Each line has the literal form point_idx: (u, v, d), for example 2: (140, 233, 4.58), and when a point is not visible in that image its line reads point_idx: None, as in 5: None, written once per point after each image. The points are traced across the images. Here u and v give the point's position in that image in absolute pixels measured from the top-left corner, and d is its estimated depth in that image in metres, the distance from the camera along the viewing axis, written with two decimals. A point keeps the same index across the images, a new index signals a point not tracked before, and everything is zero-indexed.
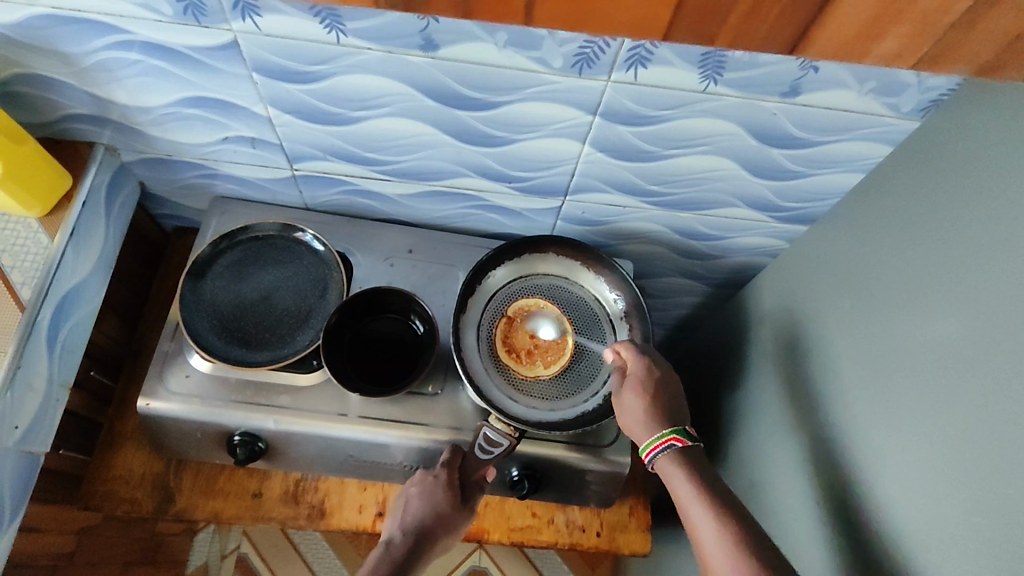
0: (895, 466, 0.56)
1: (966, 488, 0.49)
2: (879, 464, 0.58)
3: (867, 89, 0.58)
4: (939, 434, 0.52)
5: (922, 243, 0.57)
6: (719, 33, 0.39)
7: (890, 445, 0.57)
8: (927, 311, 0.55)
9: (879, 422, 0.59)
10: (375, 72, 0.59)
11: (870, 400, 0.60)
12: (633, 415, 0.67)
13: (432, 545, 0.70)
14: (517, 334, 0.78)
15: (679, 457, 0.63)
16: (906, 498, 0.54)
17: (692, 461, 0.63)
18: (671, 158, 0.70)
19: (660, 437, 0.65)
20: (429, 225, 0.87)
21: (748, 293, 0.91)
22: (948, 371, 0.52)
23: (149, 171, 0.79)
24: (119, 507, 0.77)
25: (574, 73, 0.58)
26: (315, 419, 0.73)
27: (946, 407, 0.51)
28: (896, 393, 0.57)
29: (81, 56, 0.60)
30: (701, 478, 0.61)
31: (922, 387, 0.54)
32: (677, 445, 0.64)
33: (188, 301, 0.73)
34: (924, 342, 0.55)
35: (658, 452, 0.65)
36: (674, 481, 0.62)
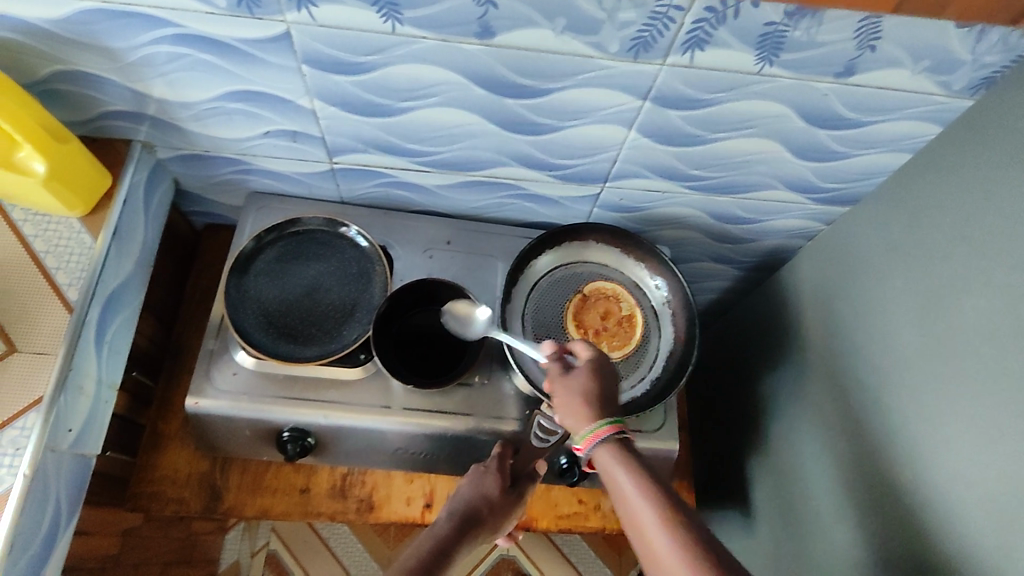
0: (958, 446, 0.57)
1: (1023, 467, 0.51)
2: (948, 444, 0.58)
3: (920, 68, 0.58)
4: (994, 415, 0.54)
5: (980, 220, 0.57)
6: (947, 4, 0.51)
7: (960, 424, 0.57)
8: (991, 290, 0.55)
9: (946, 403, 0.59)
10: (427, 62, 0.59)
11: (935, 380, 0.60)
12: (572, 406, 0.60)
13: (479, 533, 0.67)
14: (587, 312, 0.78)
15: (616, 448, 0.57)
16: (982, 477, 0.55)
17: (625, 452, 0.57)
18: (716, 142, 0.69)
19: (597, 427, 0.58)
20: (464, 216, 0.87)
21: (782, 276, 0.91)
22: (1002, 354, 0.54)
23: (183, 168, 0.79)
24: (169, 507, 0.77)
25: (629, 58, 0.57)
26: (364, 413, 0.72)
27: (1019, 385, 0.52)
28: (948, 375, 0.59)
29: (127, 51, 0.60)
30: (635, 468, 0.55)
31: (977, 368, 0.56)
32: (610, 436, 0.57)
33: (233, 297, 0.72)
34: (976, 325, 0.57)
35: (595, 443, 0.58)
36: (614, 467, 0.56)
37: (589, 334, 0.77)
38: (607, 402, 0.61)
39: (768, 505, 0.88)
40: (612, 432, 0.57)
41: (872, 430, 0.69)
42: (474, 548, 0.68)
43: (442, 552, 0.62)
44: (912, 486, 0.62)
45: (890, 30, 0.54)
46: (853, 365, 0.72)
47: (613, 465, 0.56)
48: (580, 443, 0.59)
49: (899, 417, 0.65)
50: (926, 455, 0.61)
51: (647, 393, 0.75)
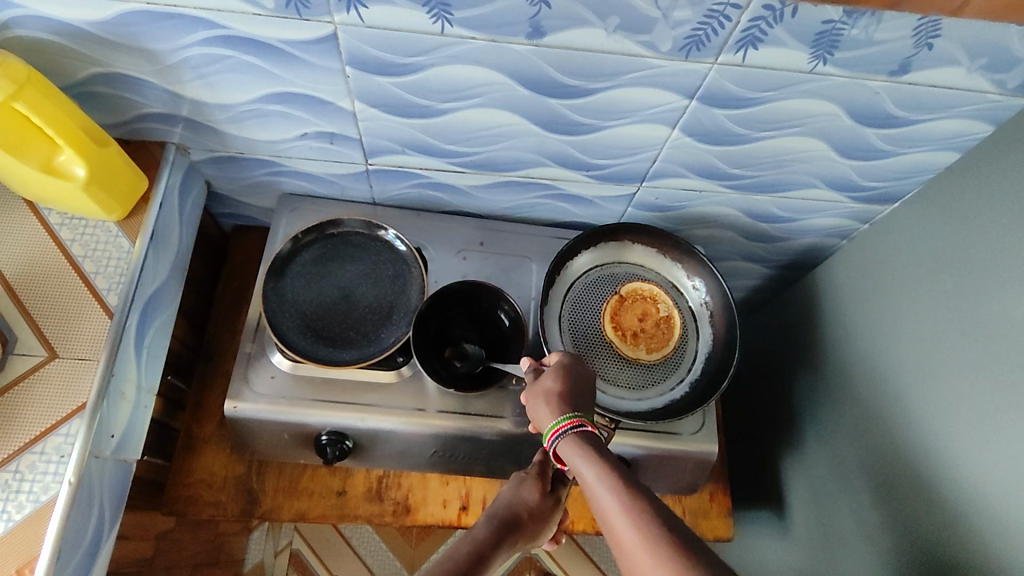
0: (1006, 447, 0.56)
1: None
2: (995, 447, 0.57)
3: (977, 66, 0.57)
4: None
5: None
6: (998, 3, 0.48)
7: (1008, 428, 0.56)
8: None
9: (992, 405, 0.58)
10: (474, 62, 0.58)
11: (981, 380, 0.59)
12: (543, 407, 0.59)
13: (519, 537, 0.66)
14: (624, 313, 0.78)
15: (575, 441, 0.55)
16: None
17: (591, 444, 0.55)
18: (760, 141, 0.68)
19: (558, 423, 0.57)
20: (497, 216, 0.86)
21: (816, 275, 0.90)
22: None
23: (217, 170, 0.78)
24: (206, 511, 0.76)
25: (680, 57, 0.56)
26: (400, 416, 0.72)
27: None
28: (995, 374, 0.58)
29: (168, 53, 0.59)
30: (603, 459, 0.52)
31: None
32: (572, 429, 0.56)
33: (271, 300, 0.71)
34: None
35: (559, 437, 0.56)
36: (577, 463, 0.53)
37: (623, 335, 0.77)
38: (570, 399, 0.59)
39: (803, 506, 0.87)
40: (571, 426, 0.56)
41: (909, 430, 0.68)
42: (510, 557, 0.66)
43: (479, 559, 0.60)
44: (953, 486, 0.61)
45: (950, 27, 0.53)
46: (893, 365, 0.71)
47: (589, 462, 0.53)
48: (547, 439, 0.58)
49: (940, 417, 0.64)
50: (970, 455, 0.60)
51: (687, 396, 0.74)
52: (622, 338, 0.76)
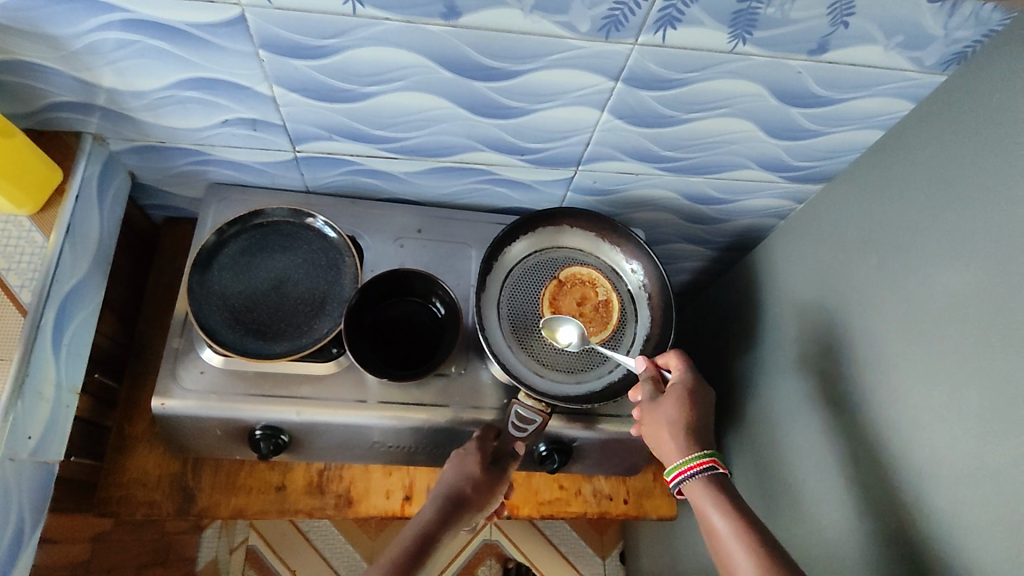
0: (935, 418, 0.56)
1: (1004, 434, 0.50)
2: (929, 418, 0.57)
3: (894, 44, 0.57)
4: (974, 383, 0.53)
5: (968, 189, 0.56)
6: None
7: (943, 399, 0.55)
8: (980, 261, 0.53)
9: (925, 376, 0.57)
10: (391, 44, 0.56)
11: (915, 351, 0.59)
12: (672, 436, 0.64)
13: (466, 515, 0.66)
14: (564, 297, 0.77)
15: (711, 485, 0.61)
16: (964, 450, 0.53)
17: (722, 483, 0.61)
18: (689, 122, 0.68)
19: (696, 459, 0.62)
20: (435, 203, 0.85)
21: (756, 255, 0.91)
22: (983, 323, 0.52)
23: (139, 160, 0.75)
24: (139, 511, 0.74)
25: (601, 37, 0.56)
26: (339, 408, 0.70)
27: (1008, 354, 0.50)
28: (923, 347, 0.58)
29: (70, 38, 0.56)
30: (726, 497, 0.60)
31: (954, 338, 0.55)
32: (714, 470, 0.62)
33: (197, 294, 0.70)
34: (953, 297, 0.56)
35: (692, 475, 0.62)
36: (709, 508, 0.59)
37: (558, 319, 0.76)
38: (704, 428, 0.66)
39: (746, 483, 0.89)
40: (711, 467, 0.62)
41: (837, 406, 0.69)
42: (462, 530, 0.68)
43: (426, 543, 0.63)
44: (877, 459, 0.62)
45: (863, 5, 0.53)
46: (824, 341, 0.72)
47: (719, 511, 0.59)
48: (672, 475, 0.64)
49: (868, 391, 0.64)
50: (892, 428, 0.61)
51: (624, 377, 0.74)
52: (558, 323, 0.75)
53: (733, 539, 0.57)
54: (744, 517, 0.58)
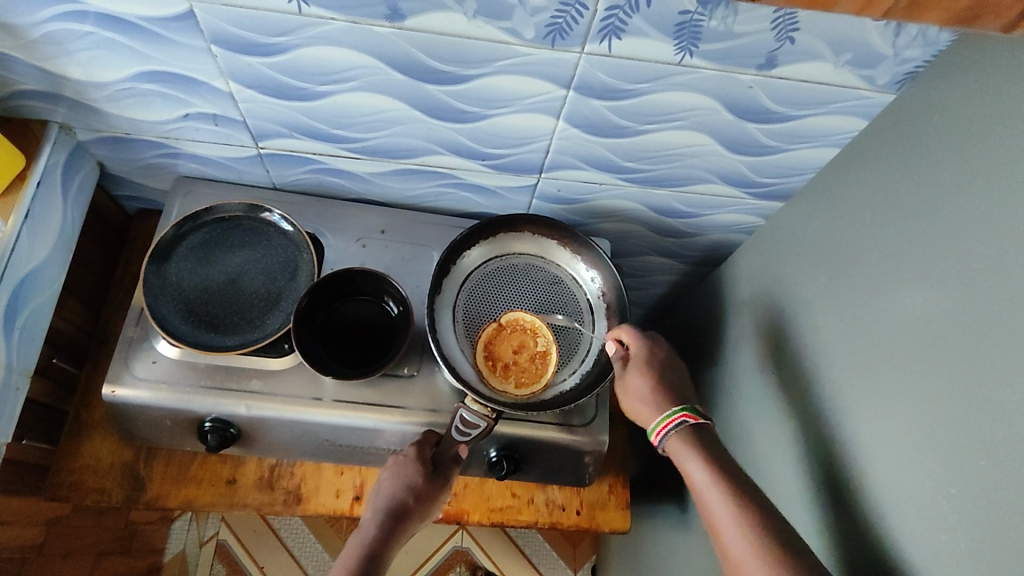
0: (875, 439, 0.54)
1: (937, 459, 0.48)
2: (870, 441, 0.55)
3: (843, 61, 0.57)
4: (912, 406, 0.51)
5: (912, 203, 0.54)
6: None
7: (883, 420, 0.53)
8: (926, 280, 0.51)
9: (869, 397, 0.55)
10: (340, 44, 0.57)
11: (859, 371, 0.57)
12: (638, 399, 0.70)
13: (408, 525, 0.67)
14: (501, 342, 0.75)
15: (691, 436, 0.64)
16: (902, 474, 0.51)
17: (700, 437, 0.64)
18: (646, 133, 0.68)
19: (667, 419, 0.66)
20: (401, 205, 0.85)
21: (724, 271, 0.90)
22: (924, 345, 0.50)
23: (108, 150, 0.77)
24: (89, 497, 0.75)
25: (546, 45, 0.56)
26: (288, 404, 0.71)
27: (945, 373, 0.48)
28: (869, 366, 0.56)
29: (28, 28, 0.58)
30: (708, 453, 0.62)
31: (897, 359, 0.53)
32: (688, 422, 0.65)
33: (152, 285, 0.70)
34: (898, 316, 0.54)
35: (670, 429, 0.65)
36: (686, 459, 0.62)
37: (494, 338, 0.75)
38: (676, 388, 0.71)
39: None
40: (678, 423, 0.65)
41: (786, 424, 0.68)
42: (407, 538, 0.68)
43: (371, 557, 0.63)
44: (813, 479, 0.61)
45: (807, 20, 0.53)
46: (776, 358, 0.71)
47: (697, 463, 0.61)
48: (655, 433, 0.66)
49: (813, 410, 0.63)
50: (832, 449, 0.59)
51: (577, 387, 0.73)
52: (495, 345, 0.75)
53: (712, 492, 0.58)
54: (723, 470, 0.60)
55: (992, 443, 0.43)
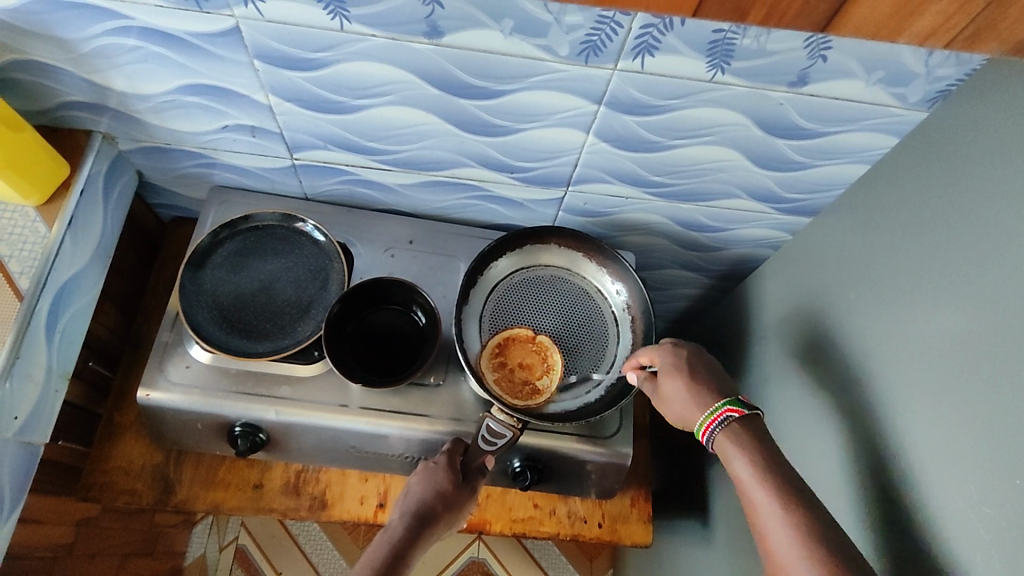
0: (907, 457, 0.54)
1: (973, 477, 0.47)
2: (902, 460, 0.54)
3: (874, 79, 0.58)
4: (946, 424, 0.50)
5: (942, 222, 0.54)
6: (750, 11, 0.45)
7: (914, 438, 0.53)
8: (959, 299, 0.51)
9: (898, 415, 0.55)
10: (377, 60, 0.59)
11: (888, 390, 0.57)
12: (679, 403, 0.65)
13: (433, 529, 0.67)
14: (518, 350, 0.75)
15: (738, 432, 0.60)
16: (936, 493, 0.50)
17: (749, 435, 0.60)
18: (675, 148, 0.69)
19: (716, 410, 0.62)
20: (428, 216, 0.86)
21: (749, 285, 0.90)
22: (957, 362, 0.50)
23: (147, 160, 0.79)
24: (120, 499, 0.76)
25: (580, 62, 0.57)
26: (317, 410, 0.71)
27: (980, 392, 0.48)
28: (899, 383, 0.56)
29: (79, 42, 0.60)
30: (758, 457, 0.58)
31: (930, 377, 0.53)
32: (734, 416, 0.61)
33: (188, 291, 0.72)
34: (930, 335, 0.53)
35: (716, 427, 0.62)
36: (733, 458, 0.59)
37: (529, 359, 0.74)
38: (718, 386, 0.65)
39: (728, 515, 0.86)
40: (729, 414, 0.61)
41: (814, 442, 0.67)
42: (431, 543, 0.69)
43: (394, 558, 0.63)
44: (847, 496, 0.61)
45: (839, 40, 0.54)
46: (802, 374, 0.71)
47: (744, 461, 0.58)
48: (702, 430, 0.63)
49: (842, 427, 0.63)
50: (864, 468, 0.59)
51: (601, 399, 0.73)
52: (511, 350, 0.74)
53: (763, 498, 0.55)
54: (771, 469, 0.57)
55: None
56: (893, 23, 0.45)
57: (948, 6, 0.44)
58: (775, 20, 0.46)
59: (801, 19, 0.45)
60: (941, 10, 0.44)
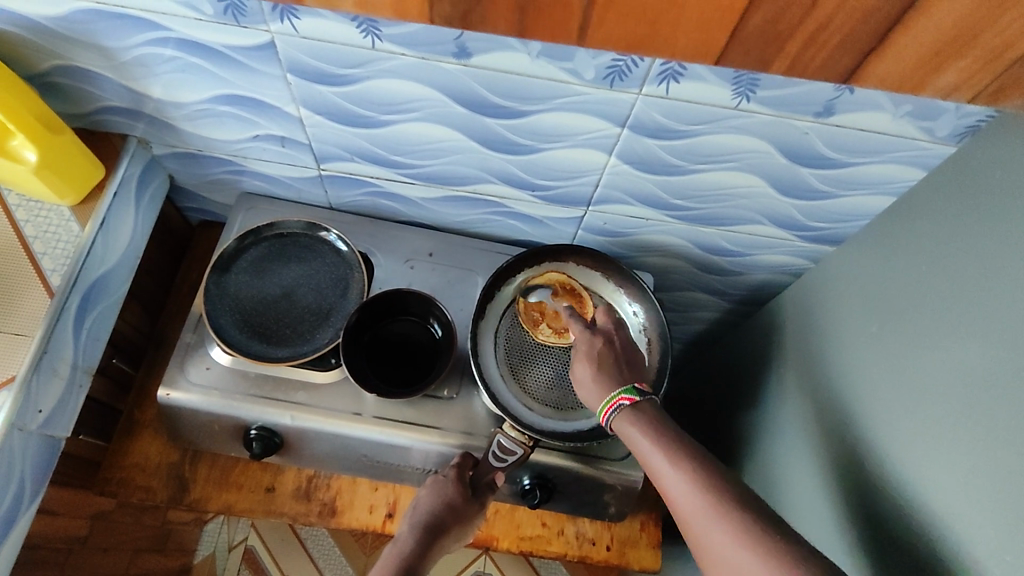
0: (925, 498, 0.52)
1: (991, 524, 0.46)
2: (922, 500, 0.53)
3: (902, 112, 0.57)
4: (966, 466, 0.49)
5: (967, 259, 0.53)
6: (772, 61, 0.47)
7: (932, 478, 0.52)
8: (982, 338, 0.50)
9: (916, 454, 0.54)
10: (406, 77, 0.60)
11: (907, 427, 0.56)
12: (586, 388, 0.64)
13: (442, 542, 0.67)
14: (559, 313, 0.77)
15: (630, 410, 0.60)
16: (954, 536, 0.49)
17: (641, 410, 0.60)
18: (697, 173, 0.69)
19: (611, 398, 0.62)
20: (450, 229, 0.87)
21: (768, 312, 0.90)
22: (979, 404, 0.49)
23: (179, 164, 0.81)
24: (136, 495, 0.78)
25: (605, 85, 0.58)
26: (332, 418, 0.72)
27: (1002, 437, 0.46)
28: (918, 421, 0.55)
29: (120, 50, 0.62)
30: (649, 424, 0.58)
31: (950, 417, 0.51)
32: (627, 404, 0.61)
33: (212, 294, 0.74)
34: (951, 374, 0.52)
35: (613, 412, 0.61)
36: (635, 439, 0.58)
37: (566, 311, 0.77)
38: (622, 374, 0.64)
39: None
40: (625, 401, 0.61)
41: (828, 477, 0.66)
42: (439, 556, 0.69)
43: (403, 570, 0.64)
44: (860, 533, 0.60)
45: None
46: (819, 406, 0.70)
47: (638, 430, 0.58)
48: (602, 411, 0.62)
49: (858, 463, 0.62)
50: (879, 506, 0.58)
51: None
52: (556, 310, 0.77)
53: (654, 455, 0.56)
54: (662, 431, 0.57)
55: None
56: (922, 77, 0.48)
57: (973, 62, 0.46)
58: (800, 69, 0.48)
59: (823, 71, 0.48)
60: (965, 67, 0.46)
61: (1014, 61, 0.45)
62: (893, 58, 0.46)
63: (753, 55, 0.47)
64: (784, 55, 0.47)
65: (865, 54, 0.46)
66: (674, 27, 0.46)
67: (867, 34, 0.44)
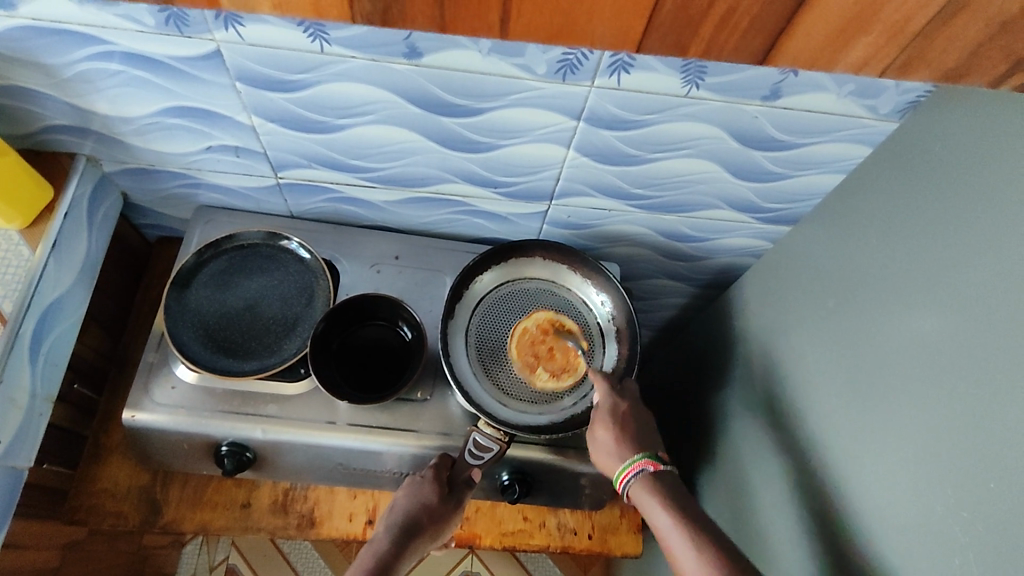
0: (882, 463, 0.54)
1: (946, 482, 0.48)
2: (881, 464, 0.54)
3: (845, 92, 0.59)
4: (919, 429, 0.51)
5: (916, 228, 0.55)
6: (690, 45, 0.43)
7: (889, 442, 0.54)
8: (932, 303, 0.51)
9: (873, 421, 0.56)
10: (359, 80, 0.60)
11: (863, 396, 0.57)
12: (604, 452, 0.68)
13: (421, 542, 0.67)
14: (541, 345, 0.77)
15: (651, 481, 0.65)
16: (911, 495, 0.51)
17: (664, 487, 0.65)
18: (654, 162, 0.70)
19: (630, 464, 0.67)
20: (414, 231, 0.87)
21: (733, 294, 0.91)
22: (932, 367, 0.50)
23: (131, 181, 0.79)
24: (106, 521, 0.76)
25: (557, 80, 0.58)
26: (304, 428, 0.71)
27: (954, 398, 0.48)
28: (875, 389, 0.56)
29: (62, 67, 0.61)
30: (676, 506, 0.63)
31: (904, 382, 0.53)
32: (649, 469, 0.66)
33: (173, 312, 0.73)
34: (903, 340, 0.54)
35: (631, 477, 0.66)
36: (652, 509, 0.63)
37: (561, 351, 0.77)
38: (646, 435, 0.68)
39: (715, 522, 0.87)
40: (643, 466, 0.66)
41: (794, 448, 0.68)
42: (417, 556, 0.68)
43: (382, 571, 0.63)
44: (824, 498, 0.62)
45: None
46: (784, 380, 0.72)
47: (662, 511, 0.63)
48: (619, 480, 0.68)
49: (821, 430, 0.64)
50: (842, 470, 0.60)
51: (589, 410, 0.74)
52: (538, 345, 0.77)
53: (677, 538, 0.60)
54: (684, 515, 0.62)
55: (1004, 466, 0.43)
56: (829, 53, 0.44)
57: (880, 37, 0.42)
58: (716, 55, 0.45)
59: (738, 53, 0.44)
60: (872, 40, 0.43)
61: (921, 28, 0.41)
62: (802, 33, 0.42)
63: (672, 39, 0.43)
64: (698, 37, 0.43)
65: (778, 32, 0.42)
66: (592, 9, 0.42)
67: (779, 8, 0.40)
